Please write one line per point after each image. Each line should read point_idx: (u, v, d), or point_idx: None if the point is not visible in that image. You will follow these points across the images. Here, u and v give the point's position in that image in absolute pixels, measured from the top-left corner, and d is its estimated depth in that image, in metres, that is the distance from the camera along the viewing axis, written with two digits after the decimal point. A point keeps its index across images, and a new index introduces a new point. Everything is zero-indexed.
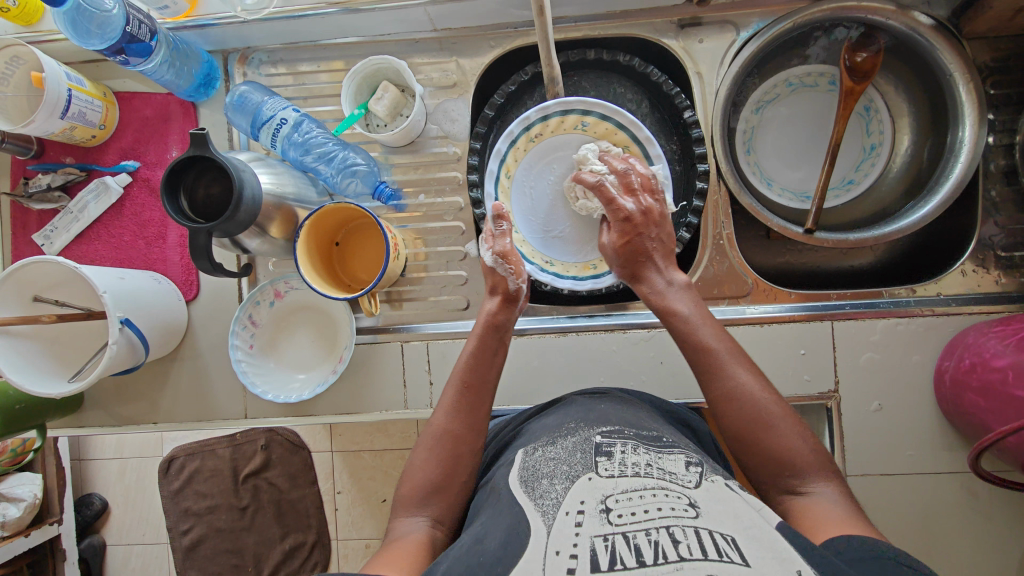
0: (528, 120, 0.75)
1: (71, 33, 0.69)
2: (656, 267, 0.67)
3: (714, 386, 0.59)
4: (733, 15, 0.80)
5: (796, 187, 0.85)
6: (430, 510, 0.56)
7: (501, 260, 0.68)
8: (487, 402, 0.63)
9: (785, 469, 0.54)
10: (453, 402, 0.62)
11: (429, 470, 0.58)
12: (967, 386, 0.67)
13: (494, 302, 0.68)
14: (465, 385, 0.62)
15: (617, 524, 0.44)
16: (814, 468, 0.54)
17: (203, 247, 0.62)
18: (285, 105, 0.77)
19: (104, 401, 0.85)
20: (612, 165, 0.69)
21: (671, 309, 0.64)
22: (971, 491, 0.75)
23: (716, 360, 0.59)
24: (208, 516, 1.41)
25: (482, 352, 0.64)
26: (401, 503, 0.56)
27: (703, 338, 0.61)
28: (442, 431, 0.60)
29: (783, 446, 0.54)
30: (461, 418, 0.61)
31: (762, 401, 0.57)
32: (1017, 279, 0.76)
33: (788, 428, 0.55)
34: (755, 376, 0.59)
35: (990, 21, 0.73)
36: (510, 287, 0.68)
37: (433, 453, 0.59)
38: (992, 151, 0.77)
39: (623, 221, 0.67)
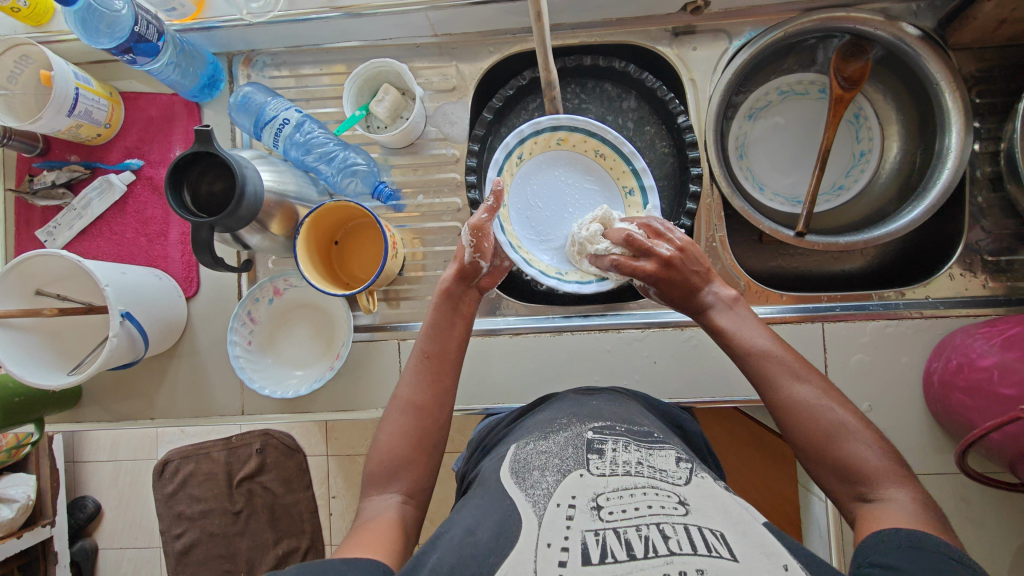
0: (540, 124, 0.76)
1: (81, 31, 0.71)
2: (709, 291, 0.65)
3: (772, 395, 0.58)
4: (725, 25, 0.82)
5: (788, 192, 0.87)
6: (399, 485, 0.56)
7: (473, 236, 0.63)
8: (453, 373, 0.63)
9: (851, 475, 0.52)
10: (414, 371, 0.62)
11: (397, 444, 0.58)
12: (955, 386, 0.68)
13: (450, 272, 0.65)
14: (429, 356, 0.62)
15: (608, 520, 0.45)
16: (885, 474, 0.51)
17: (205, 241, 0.63)
18: (288, 105, 0.78)
19: (101, 397, 0.86)
20: (612, 236, 0.68)
21: (717, 327, 0.63)
22: (961, 492, 0.76)
23: (772, 369, 0.58)
24: (201, 521, 1.41)
25: (443, 323, 0.64)
26: (369, 481, 0.57)
27: (760, 347, 0.60)
28: (408, 402, 0.60)
29: (848, 454, 0.53)
30: (428, 388, 0.61)
31: (822, 410, 0.55)
32: (1003, 283, 0.77)
33: (857, 435, 0.53)
34: (816, 385, 0.57)
35: (975, 32, 0.76)
36: (467, 262, 0.64)
37: (400, 424, 0.59)
38: (978, 158, 0.79)
39: (664, 268, 0.64)
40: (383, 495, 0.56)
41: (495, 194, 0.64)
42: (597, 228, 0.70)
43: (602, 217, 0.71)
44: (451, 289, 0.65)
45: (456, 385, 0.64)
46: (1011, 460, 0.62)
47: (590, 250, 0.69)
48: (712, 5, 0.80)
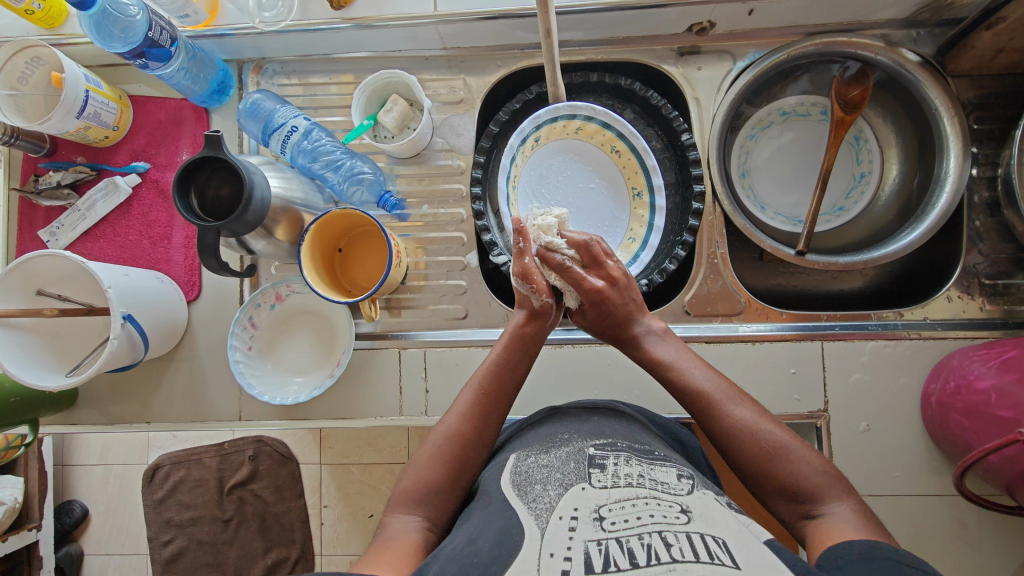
0: (557, 113, 0.77)
1: (95, 36, 0.72)
2: (638, 321, 0.68)
3: (712, 424, 0.59)
4: (730, 46, 0.84)
5: (788, 211, 0.88)
6: (427, 511, 0.56)
7: (522, 281, 0.65)
8: (504, 414, 0.64)
9: (795, 493, 0.53)
10: (468, 403, 0.63)
11: (432, 470, 0.59)
12: (953, 407, 0.69)
13: (521, 315, 0.67)
14: (483, 391, 0.63)
15: (611, 530, 0.45)
16: (824, 488, 0.53)
17: (211, 245, 0.63)
18: (296, 113, 0.79)
19: (97, 399, 0.85)
20: (568, 236, 0.66)
21: (656, 358, 0.65)
22: (957, 514, 0.76)
23: (708, 400, 0.60)
24: (190, 528, 1.38)
25: (506, 361, 0.65)
26: (398, 499, 0.57)
27: (693, 380, 0.62)
28: (453, 433, 0.61)
29: (788, 475, 0.54)
30: (473, 424, 0.62)
31: (762, 432, 0.57)
32: (1000, 306, 0.78)
33: (793, 454, 0.55)
34: (752, 407, 0.59)
35: (973, 60, 0.77)
36: (534, 304, 0.66)
37: (441, 453, 0.60)
38: (976, 183, 0.80)
39: (596, 304, 0.67)
40: (406, 515, 0.56)
41: (519, 231, 0.63)
42: (554, 222, 0.66)
43: (560, 214, 0.67)
44: (523, 332, 0.66)
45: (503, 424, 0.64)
46: (1008, 483, 0.63)
47: (543, 241, 0.65)
48: (717, 27, 0.82)
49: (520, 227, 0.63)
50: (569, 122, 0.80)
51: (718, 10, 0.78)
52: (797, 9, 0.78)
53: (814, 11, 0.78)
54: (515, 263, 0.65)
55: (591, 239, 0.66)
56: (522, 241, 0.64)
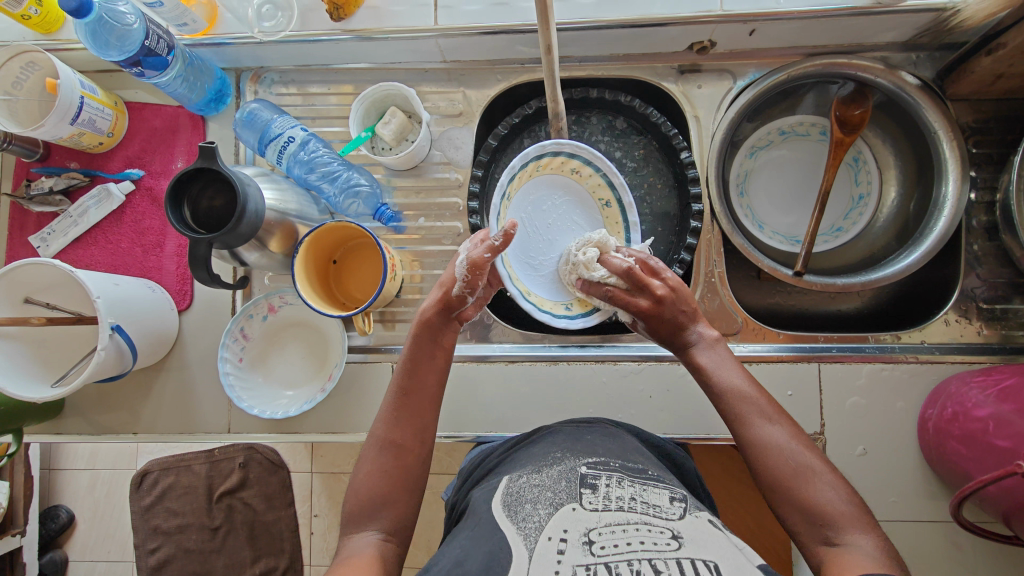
0: (545, 147, 0.71)
1: (90, 42, 0.71)
2: (694, 332, 0.66)
3: (743, 436, 0.58)
4: (730, 65, 0.84)
5: (786, 231, 0.88)
6: (381, 522, 0.55)
7: (468, 271, 0.61)
8: (432, 410, 0.62)
9: (814, 518, 0.52)
10: (391, 409, 0.61)
11: (372, 481, 0.57)
12: (950, 434, 0.68)
13: (434, 301, 0.63)
14: (403, 392, 0.61)
15: (600, 554, 0.44)
16: (849, 519, 0.51)
17: (203, 257, 0.63)
18: (294, 123, 0.79)
19: (84, 408, 0.84)
20: (610, 263, 0.67)
21: (698, 365, 0.65)
22: (953, 540, 0.75)
23: (747, 409, 0.59)
24: (178, 536, 1.36)
25: (420, 357, 0.62)
26: (350, 519, 0.56)
27: (735, 386, 0.61)
28: (384, 441, 0.59)
29: (813, 497, 0.53)
30: (407, 428, 0.60)
31: (791, 451, 0.56)
32: (997, 331, 0.78)
33: (820, 478, 0.53)
34: (787, 425, 0.58)
35: (972, 85, 0.77)
36: (454, 292, 0.62)
37: (376, 464, 0.58)
38: (975, 207, 0.80)
39: (648, 320, 0.66)
40: (363, 533, 0.55)
41: (508, 236, 0.60)
42: (594, 255, 0.67)
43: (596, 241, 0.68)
44: (430, 320, 0.63)
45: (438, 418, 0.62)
46: (1005, 512, 0.62)
47: (587, 276, 0.68)
48: (718, 46, 0.82)
49: (507, 232, 0.60)
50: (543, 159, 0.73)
51: (719, 29, 0.78)
52: (798, 30, 0.78)
53: (815, 32, 0.78)
54: (472, 249, 0.61)
55: (633, 266, 0.66)
56: (501, 242, 0.61)
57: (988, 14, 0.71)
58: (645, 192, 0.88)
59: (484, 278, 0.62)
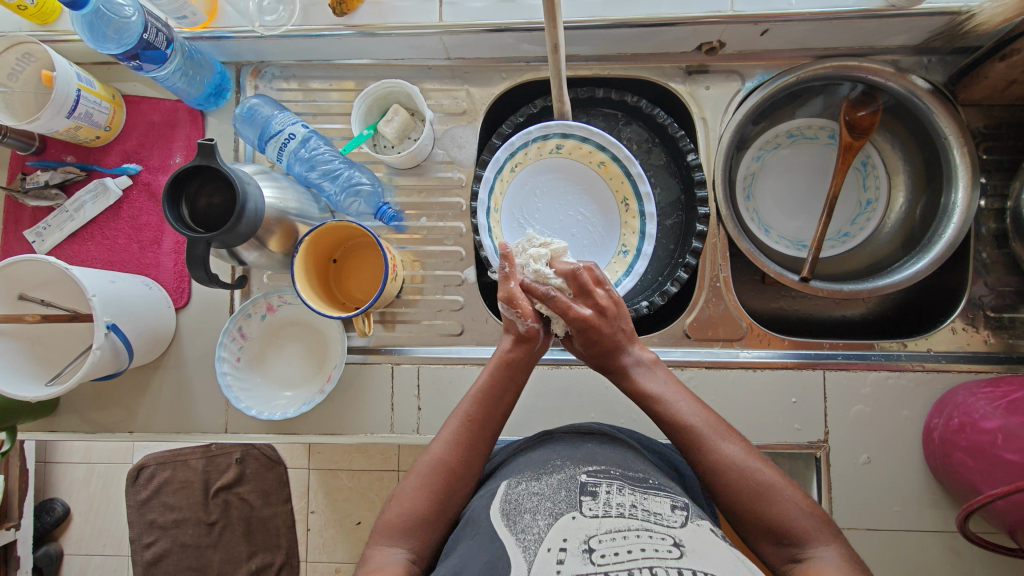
0: (549, 129, 0.75)
1: (87, 34, 0.69)
2: (626, 352, 0.64)
3: (698, 459, 0.57)
4: (739, 66, 0.82)
5: (793, 236, 0.87)
6: (412, 543, 0.54)
7: (508, 305, 0.62)
8: (486, 445, 0.61)
9: (779, 536, 0.51)
10: (454, 432, 0.61)
11: (416, 501, 0.56)
12: (957, 445, 0.67)
13: (508, 340, 0.65)
14: (469, 419, 0.61)
15: (600, 563, 0.43)
16: (811, 532, 0.51)
17: (200, 257, 0.61)
18: (294, 120, 0.77)
19: (79, 406, 0.82)
20: (558, 266, 0.63)
21: (640, 391, 0.62)
22: (954, 548, 0.74)
23: (695, 433, 0.58)
24: (174, 530, 1.35)
25: (495, 387, 0.63)
26: (381, 531, 0.55)
27: (678, 410, 0.60)
28: (438, 462, 0.59)
29: (777, 514, 0.52)
30: (461, 453, 0.59)
31: (752, 470, 0.54)
32: (1004, 340, 0.77)
33: (780, 495, 0.53)
34: (737, 442, 0.57)
35: (984, 90, 0.76)
36: (520, 328, 0.63)
37: (426, 483, 0.57)
38: (983, 214, 0.79)
39: (582, 330, 0.62)
40: (391, 548, 0.53)
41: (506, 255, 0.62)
42: (546, 254, 0.63)
43: (555, 247, 0.64)
44: (507, 355, 0.64)
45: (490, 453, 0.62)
46: (1010, 526, 0.61)
47: (530, 271, 0.63)
48: (727, 47, 0.80)
49: (506, 252, 0.63)
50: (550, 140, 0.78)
51: (729, 30, 0.76)
52: (809, 32, 0.76)
53: (827, 34, 0.77)
54: (500, 287, 0.63)
55: (577, 271, 0.61)
56: (507, 267, 0.63)
57: (1002, 19, 0.70)
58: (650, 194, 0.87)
59: (529, 305, 0.63)
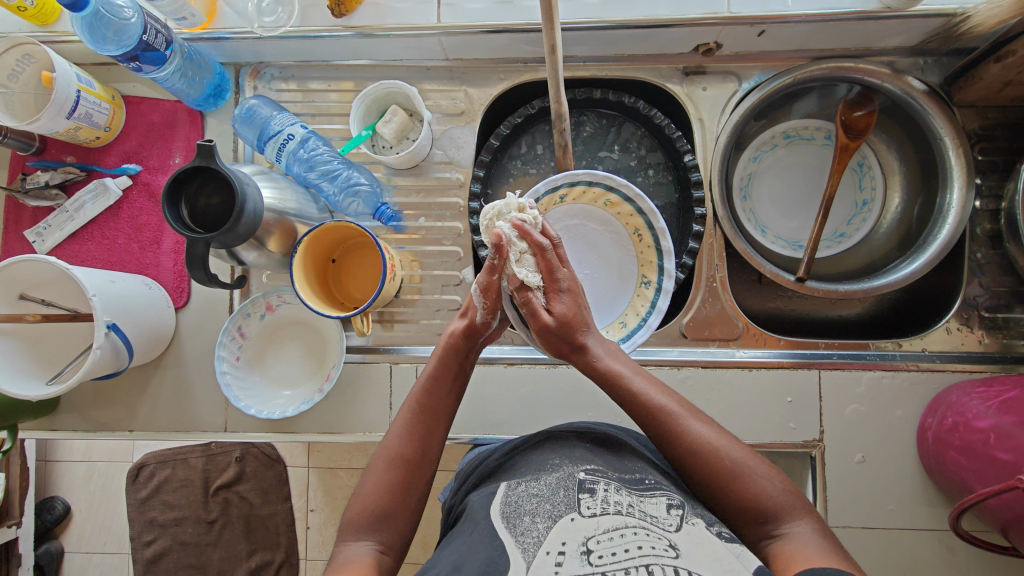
0: (594, 176, 0.75)
1: (87, 36, 0.69)
2: (595, 338, 0.63)
3: (671, 443, 0.57)
4: (736, 67, 0.83)
5: (789, 236, 0.87)
6: (379, 535, 0.55)
7: (482, 294, 0.60)
8: (444, 426, 0.62)
9: (757, 513, 0.52)
10: (407, 423, 0.61)
11: (377, 495, 0.57)
12: (950, 444, 0.68)
13: (460, 323, 0.63)
14: (420, 407, 0.62)
15: (598, 564, 0.44)
16: (785, 510, 0.52)
17: (200, 257, 0.62)
18: (293, 121, 0.78)
19: (79, 404, 0.83)
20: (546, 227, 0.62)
21: (616, 374, 0.61)
22: (947, 546, 0.75)
23: (671, 414, 0.57)
24: (173, 528, 1.36)
25: (442, 375, 0.63)
26: (347, 527, 0.56)
27: (652, 397, 0.59)
28: (393, 456, 0.59)
29: (751, 490, 0.53)
30: (416, 443, 0.60)
31: (724, 448, 0.55)
32: (998, 340, 0.78)
33: (754, 471, 0.54)
34: (706, 423, 0.57)
35: (979, 91, 0.77)
36: (478, 317, 0.62)
37: (385, 477, 0.58)
38: (978, 215, 0.80)
39: (563, 294, 0.61)
40: (360, 542, 0.54)
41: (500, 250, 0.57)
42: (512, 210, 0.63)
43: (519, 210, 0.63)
44: (455, 342, 0.63)
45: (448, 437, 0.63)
46: (1003, 524, 0.62)
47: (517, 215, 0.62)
48: (723, 48, 0.81)
49: (501, 244, 0.57)
50: (596, 189, 0.77)
51: (726, 32, 0.77)
52: (805, 33, 0.77)
53: (823, 36, 0.77)
54: (481, 274, 0.59)
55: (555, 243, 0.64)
56: (499, 260, 0.57)
57: (997, 22, 0.71)
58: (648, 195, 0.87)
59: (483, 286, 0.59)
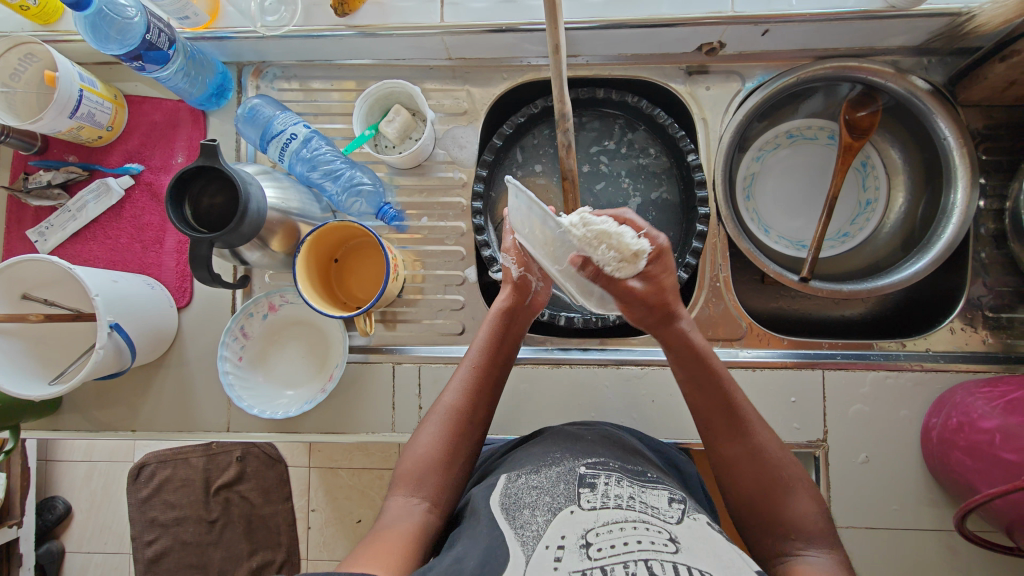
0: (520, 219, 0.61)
1: (90, 36, 0.69)
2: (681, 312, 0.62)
3: (735, 441, 0.60)
4: (739, 67, 0.83)
5: (793, 236, 0.87)
6: (429, 489, 0.56)
7: (511, 254, 0.66)
8: (493, 391, 0.65)
9: (793, 532, 0.54)
10: (462, 379, 0.64)
11: (432, 447, 0.59)
12: (955, 445, 0.68)
13: (506, 291, 0.67)
14: (475, 368, 0.64)
15: (597, 558, 0.44)
16: (816, 534, 0.53)
17: (203, 257, 0.62)
18: (297, 120, 0.78)
19: (82, 404, 0.83)
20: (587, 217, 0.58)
21: (703, 356, 0.62)
22: (952, 546, 0.75)
23: (742, 414, 0.60)
24: (175, 527, 1.35)
25: (495, 339, 0.66)
26: (398, 479, 0.57)
27: (732, 390, 0.62)
28: (449, 409, 0.62)
29: (795, 507, 0.55)
30: (470, 400, 0.63)
31: (781, 463, 0.58)
32: (1002, 340, 0.77)
33: (803, 492, 0.56)
34: (767, 433, 0.60)
35: (984, 91, 0.77)
36: (516, 275, 0.65)
37: (438, 430, 0.60)
38: (983, 215, 0.79)
39: (656, 260, 0.57)
40: (409, 497, 0.56)
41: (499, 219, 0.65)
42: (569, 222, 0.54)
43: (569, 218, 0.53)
44: (505, 305, 0.66)
45: (495, 403, 0.65)
46: (1008, 525, 0.62)
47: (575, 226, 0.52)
48: (727, 47, 0.81)
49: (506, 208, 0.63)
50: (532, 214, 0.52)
51: (729, 31, 0.77)
52: (809, 33, 0.76)
53: (827, 35, 0.77)
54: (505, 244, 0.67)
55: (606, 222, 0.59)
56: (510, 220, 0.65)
57: (1003, 20, 0.70)
58: (650, 195, 0.87)
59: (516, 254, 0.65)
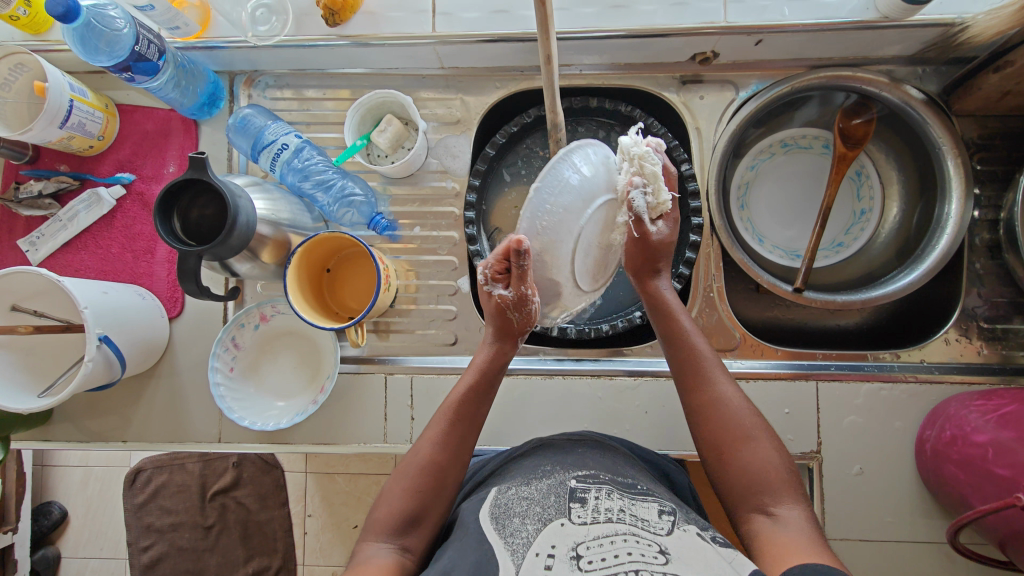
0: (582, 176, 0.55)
1: (79, 48, 0.69)
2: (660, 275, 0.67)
3: (694, 393, 0.61)
4: (733, 76, 0.82)
5: (787, 245, 0.87)
6: (404, 539, 0.56)
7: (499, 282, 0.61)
8: (475, 434, 0.63)
9: (756, 484, 0.54)
10: (442, 429, 0.61)
11: (404, 500, 0.57)
12: (948, 458, 0.67)
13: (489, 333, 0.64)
14: (455, 416, 0.62)
15: (587, 570, 0.43)
16: (784, 486, 0.54)
17: (192, 269, 0.61)
18: (287, 130, 0.77)
19: (73, 414, 0.82)
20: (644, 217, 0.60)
21: (667, 304, 0.66)
22: (947, 558, 0.74)
23: (701, 368, 0.62)
24: (171, 534, 1.34)
25: (482, 386, 0.64)
26: (372, 525, 0.57)
27: (695, 342, 0.64)
28: (427, 463, 0.59)
29: (758, 462, 0.55)
30: (450, 450, 0.60)
31: (738, 412, 0.59)
32: (998, 351, 0.77)
33: (761, 443, 0.57)
34: (732, 383, 0.61)
35: (980, 100, 0.76)
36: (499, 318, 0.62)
37: (411, 482, 0.58)
38: (978, 225, 0.79)
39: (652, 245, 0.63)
40: (382, 543, 0.55)
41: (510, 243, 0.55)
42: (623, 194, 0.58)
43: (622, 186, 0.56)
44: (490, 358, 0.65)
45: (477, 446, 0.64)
46: (1000, 540, 0.62)
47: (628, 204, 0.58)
48: (721, 57, 0.80)
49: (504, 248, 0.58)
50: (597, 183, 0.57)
51: (722, 41, 0.76)
52: (802, 42, 0.76)
53: (821, 44, 0.77)
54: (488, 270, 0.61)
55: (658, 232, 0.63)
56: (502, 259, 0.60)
57: (996, 31, 0.70)
58: None
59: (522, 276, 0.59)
